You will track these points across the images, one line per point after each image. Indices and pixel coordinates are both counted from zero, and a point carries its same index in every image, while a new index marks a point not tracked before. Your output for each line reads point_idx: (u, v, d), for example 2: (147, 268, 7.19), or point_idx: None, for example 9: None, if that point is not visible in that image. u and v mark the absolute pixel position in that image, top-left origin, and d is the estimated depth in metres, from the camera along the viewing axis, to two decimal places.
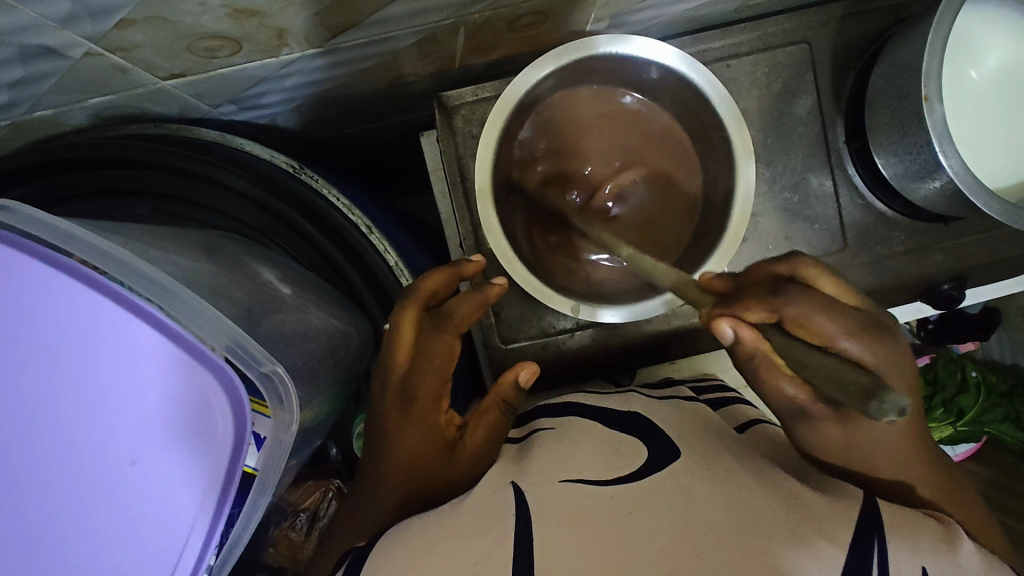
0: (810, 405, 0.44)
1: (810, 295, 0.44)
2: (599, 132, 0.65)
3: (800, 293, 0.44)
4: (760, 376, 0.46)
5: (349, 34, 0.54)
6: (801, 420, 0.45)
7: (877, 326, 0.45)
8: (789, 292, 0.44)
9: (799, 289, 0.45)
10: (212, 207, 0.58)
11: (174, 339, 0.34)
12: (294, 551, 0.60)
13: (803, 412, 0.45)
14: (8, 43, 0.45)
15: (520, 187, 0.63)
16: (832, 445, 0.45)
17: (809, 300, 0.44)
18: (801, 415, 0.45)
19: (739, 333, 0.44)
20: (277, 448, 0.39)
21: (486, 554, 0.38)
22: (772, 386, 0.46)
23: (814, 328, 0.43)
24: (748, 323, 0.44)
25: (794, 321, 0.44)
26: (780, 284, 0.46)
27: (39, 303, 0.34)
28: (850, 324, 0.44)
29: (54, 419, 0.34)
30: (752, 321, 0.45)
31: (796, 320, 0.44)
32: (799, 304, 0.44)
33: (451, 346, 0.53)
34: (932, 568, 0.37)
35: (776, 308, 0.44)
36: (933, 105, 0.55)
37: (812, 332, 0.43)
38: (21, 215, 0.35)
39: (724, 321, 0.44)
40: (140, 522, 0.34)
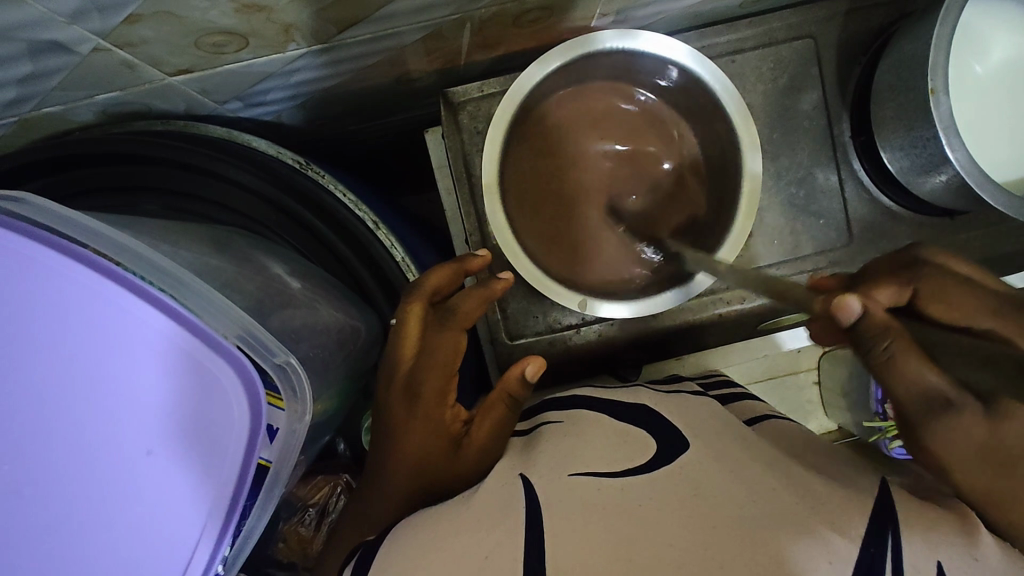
0: (951, 390, 0.43)
1: (945, 276, 0.51)
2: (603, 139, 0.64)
3: (937, 274, 0.52)
4: (895, 357, 0.43)
5: (355, 29, 0.54)
6: (943, 414, 0.43)
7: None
8: (922, 272, 0.52)
9: (937, 270, 0.52)
10: (220, 203, 0.58)
11: (189, 330, 0.34)
12: (304, 547, 0.60)
13: (942, 402, 0.43)
14: (15, 39, 0.45)
15: (524, 189, 0.63)
16: (976, 447, 0.42)
17: (944, 276, 0.51)
18: (944, 406, 0.43)
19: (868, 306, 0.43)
20: (291, 438, 0.40)
21: (495, 548, 0.38)
22: (898, 378, 0.44)
23: (957, 305, 0.50)
24: (886, 290, 0.52)
25: (926, 295, 0.51)
26: (911, 269, 0.53)
27: (53, 296, 0.34)
28: (993, 306, 0.49)
29: (67, 411, 0.34)
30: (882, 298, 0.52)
31: (932, 296, 0.51)
32: (935, 284, 0.51)
33: (458, 341, 0.53)
34: (947, 562, 0.37)
35: (911, 282, 0.52)
36: (939, 98, 0.55)
37: (948, 305, 0.50)
38: (39, 208, 0.35)
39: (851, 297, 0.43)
40: (154, 515, 0.34)
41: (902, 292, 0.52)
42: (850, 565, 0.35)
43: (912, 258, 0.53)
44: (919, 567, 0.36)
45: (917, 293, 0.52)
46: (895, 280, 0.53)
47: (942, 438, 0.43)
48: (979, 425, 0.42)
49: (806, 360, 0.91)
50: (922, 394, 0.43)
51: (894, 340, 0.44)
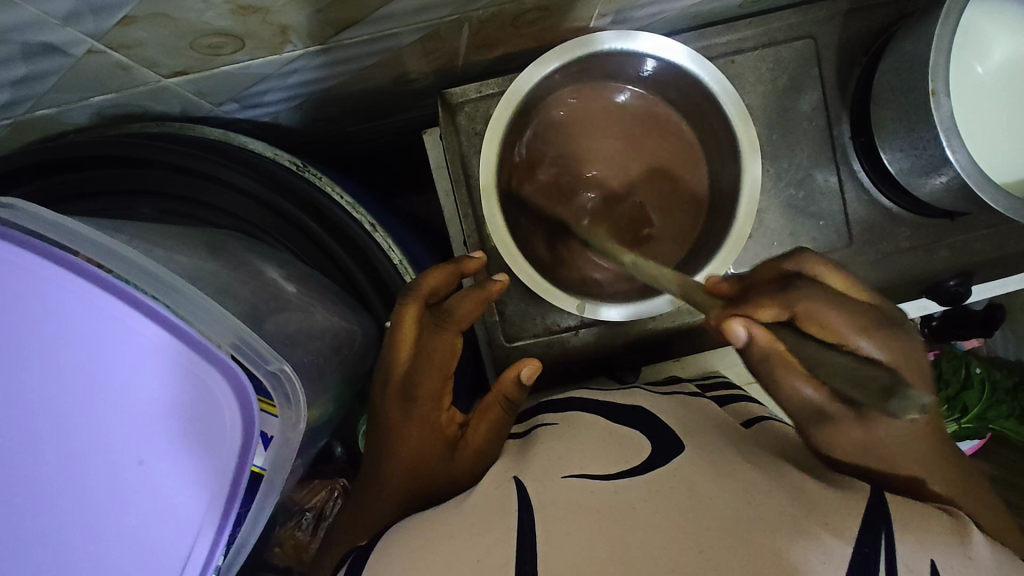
0: (825, 403, 0.44)
1: (823, 291, 0.45)
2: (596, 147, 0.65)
3: (812, 291, 0.45)
4: (777, 376, 0.45)
5: (352, 30, 0.53)
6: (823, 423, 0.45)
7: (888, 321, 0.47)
8: (800, 289, 0.46)
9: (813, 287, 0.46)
10: (215, 206, 0.58)
11: (182, 338, 0.33)
12: (299, 552, 0.60)
13: (822, 413, 0.45)
14: (8, 41, 0.44)
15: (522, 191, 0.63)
16: (854, 446, 0.45)
17: (820, 298, 0.45)
18: (821, 417, 0.45)
19: (752, 332, 0.44)
20: (286, 446, 0.39)
21: (488, 551, 0.38)
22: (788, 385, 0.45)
23: (830, 326, 0.44)
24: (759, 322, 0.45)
25: (806, 316, 0.45)
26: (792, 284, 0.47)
27: (46, 303, 0.33)
28: (862, 323, 0.45)
29: (60, 420, 0.34)
30: (763, 320, 0.45)
31: (810, 317, 0.44)
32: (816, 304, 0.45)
33: (452, 343, 0.53)
34: (940, 561, 0.36)
35: (790, 304, 0.45)
36: (939, 99, 0.55)
37: (826, 328, 0.44)
38: (30, 214, 0.35)
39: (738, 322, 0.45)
40: (147, 523, 0.34)
41: (782, 312, 0.45)
42: (843, 565, 0.35)
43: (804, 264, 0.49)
44: (913, 565, 0.36)
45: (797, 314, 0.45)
46: (772, 301, 0.46)
47: (826, 441, 0.45)
48: (854, 430, 0.44)
49: None
50: (802, 406, 0.45)
51: (774, 362, 0.45)
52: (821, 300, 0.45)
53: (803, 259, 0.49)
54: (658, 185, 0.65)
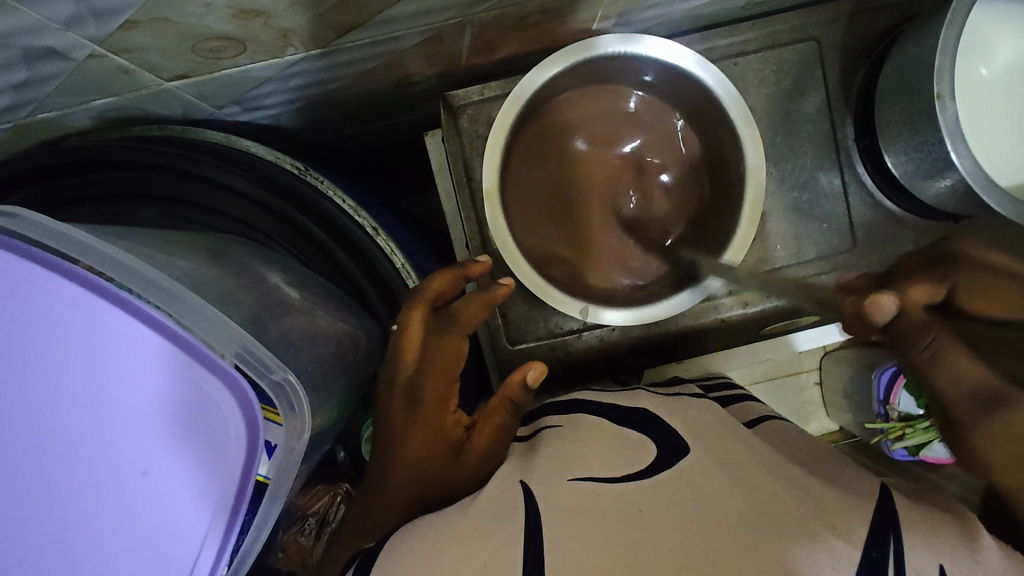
0: (991, 380, 0.46)
1: (981, 266, 0.51)
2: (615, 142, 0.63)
3: (975, 270, 0.51)
4: (942, 350, 0.47)
5: (354, 34, 0.53)
6: (992, 408, 0.45)
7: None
8: (957, 266, 0.52)
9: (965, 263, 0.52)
10: (217, 210, 0.58)
11: (184, 347, 0.33)
12: (303, 557, 0.60)
13: (982, 394, 0.46)
14: (9, 45, 0.44)
15: (524, 191, 0.63)
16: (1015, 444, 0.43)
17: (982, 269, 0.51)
18: (991, 401, 0.45)
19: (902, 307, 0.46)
20: (290, 456, 0.39)
21: (494, 555, 0.37)
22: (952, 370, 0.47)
23: (990, 293, 0.50)
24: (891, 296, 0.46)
25: (964, 289, 0.51)
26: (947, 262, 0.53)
27: (45, 313, 0.33)
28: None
29: (61, 431, 0.33)
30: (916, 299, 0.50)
31: (966, 291, 0.50)
32: (968, 278, 0.51)
33: (458, 347, 0.54)
34: (948, 564, 0.36)
35: (947, 280, 0.52)
36: (945, 102, 0.55)
37: (987, 296, 0.50)
38: (27, 222, 0.35)
39: (885, 298, 0.45)
40: (149, 535, 0.34)
41: (937, 290, 0.51)
42: (851, 567, 0.35)
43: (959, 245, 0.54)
44: (921, 568, 0.36)
45: (954, 289, 0.51)
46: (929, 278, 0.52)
47: (996, 433, 0.44)
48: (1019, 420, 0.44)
49: (807, 361, 0.89)
50: (969, 389, 0.46)
51: (936, 335, 0.47)
52: (976, 274, 0.51)
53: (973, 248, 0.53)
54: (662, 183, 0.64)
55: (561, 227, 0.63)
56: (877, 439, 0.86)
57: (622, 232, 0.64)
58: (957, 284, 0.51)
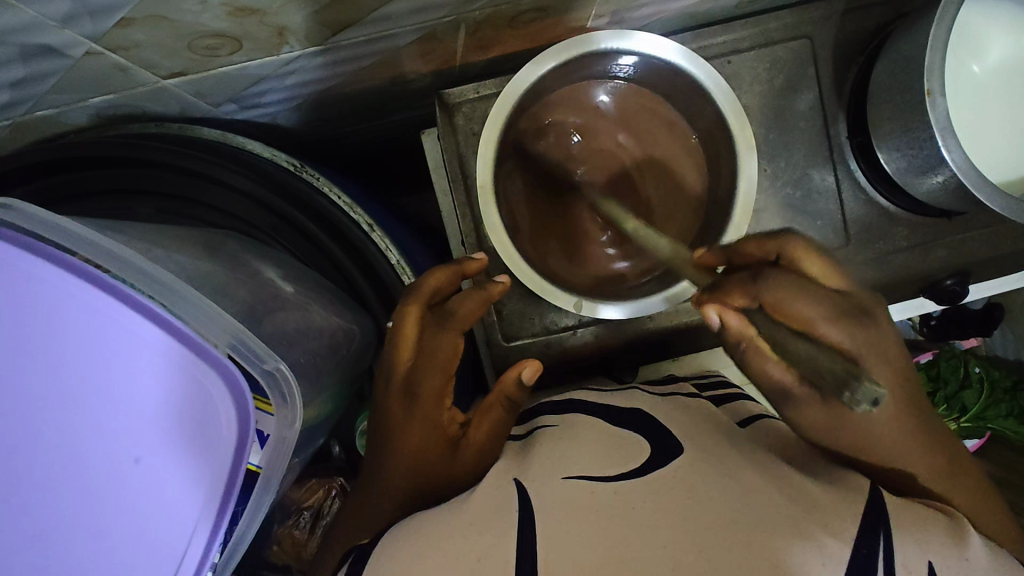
0: (792, 385, 0.45)
1: (788, 278, 0.45)
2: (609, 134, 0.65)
3: (780, 278, 0.46)
4: (749, 355, 0.47)
5: (349, 31, 0.54)
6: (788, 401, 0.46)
7: (854, 310, 0.45)
8: (768, 279, 0.46)
9: (782, 274, 0.46)
10: (214, 206, 0.58)
11: (178, 337, 0.34)
12: (298, 550, 0.60)
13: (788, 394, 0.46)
14: (7, 42, 0.45)
15: (522, 178, 0.64)
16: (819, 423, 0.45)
17: (789, 280, 0.45)
18: (789, 398, 0.46)
19: (726, 320, 0.46)
20: (281, 445, 0.39)
21: (490, 553, 0.38)
22: (760, 368, 0.47)
23: (798, 309, 0.44)
24: (735, 310, 0.46)
25: (775, 303, 0.45)
26: (762, 274, 0.47)
27: (41, 302, 0.34)
28: (827, 309, 0.44)
29: (58, 419, 0.34)
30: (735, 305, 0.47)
31: (777, 304, 0.45)
32: (781, 286, 0.45)
33: (455, 343, 0.54)
34: (938, 562, 0.37)
35: (757, 292, 0.46)
36: (935, 99, 0.55)
37: (793, 315, 0.44)
38: (20, 212, 0.35)
39: (710, 310, 0.47)
40: (142, 522, 0.34)
41: (751, 305, 0.46)
42: (842, 565, 0.35)
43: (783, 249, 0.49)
44: (911, 565, 0.36)
45: (766, 301, 0.45)
46: (742, 293, 0.47)
47: (801, 417, 0.46)
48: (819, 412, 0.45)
49: None
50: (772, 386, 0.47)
51: (748, 344, 0.46)
52: (788, 283, 0.45)
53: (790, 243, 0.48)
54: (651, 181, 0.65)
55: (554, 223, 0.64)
56: None
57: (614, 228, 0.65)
58: (768, 298, 0.45)
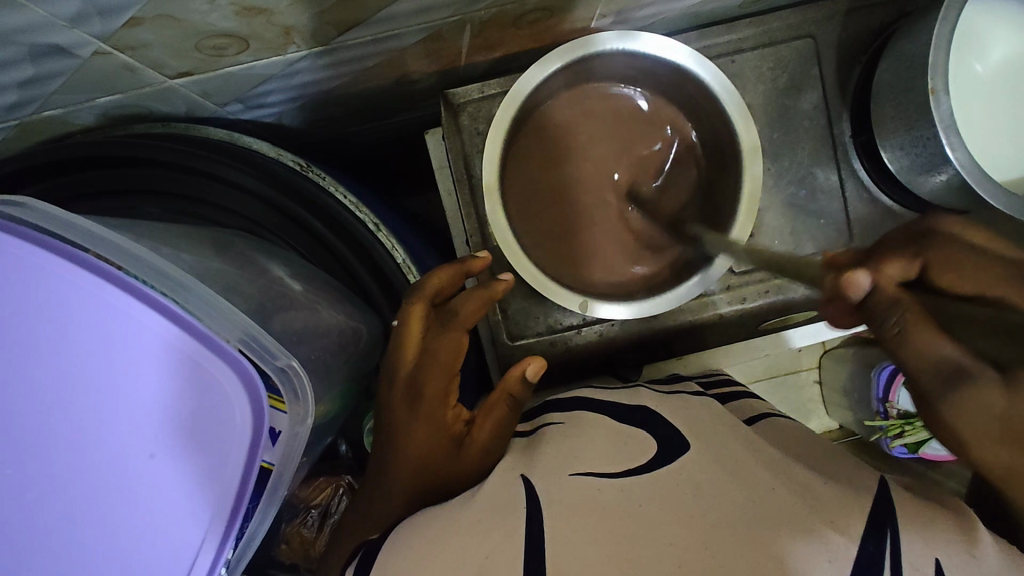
0: (963, 358, 0.38)
1: (956, 244, 0.45)
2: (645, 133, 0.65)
3: (948, 245, 0.45)
4: (908, 330, 0.40)
5: (355, 31, 0.54)
6: (958, 384, 0.39)
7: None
8: (933, 242, 0.45)
9: (947, 241, 0.45)
10: (222, 206, 0.59)
11: (193, 333, 0.34)
12: (306, 547, 0.60)
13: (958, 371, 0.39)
14: (16, 42, 0.45)
15: (564, 176, 0.64)
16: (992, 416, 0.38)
17: (959, 248, 0.44)
18: (954, 376, 0.39)
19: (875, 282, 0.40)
20: (293, 441, 0.40)
21: (496, 549, 0.38)
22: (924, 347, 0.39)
23: (962, 269, 0.43)
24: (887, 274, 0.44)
25: (938, 264, 0.44)
26: (922, 239, 0.46)
27: (54, 299, 0.34)
28: (1001, 273, 0.42)
29: (71, 415, 0.34)
30: (890, 275, 0.44)
31: (943, 264, 0.44)
32: (945, 252, 0.45)
33: (458, 341, 0.52)
34: (945, 559, 0.37)
35: (919, 257, 0.45)
36: (939, 97, 0.56)
37: (956, 277, 0.43)
38: (36, 211, 0.35)
39: (861, 274, 0.40)
40: (157, 518, 0.35)
41: (911, 264, 0.45)
42: (847, 563, 0.36)
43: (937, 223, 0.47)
44: (918, 563, 0.36)
45: (925, 266, 0.45)
46: (902, 252, 0.46)
47: (963, 408, 0.39)
48: (996, 399, 0.38)
49: (806, 359, 0.91)
50: (936, 365, 0.39)
51: (904, 312, 0.40)
52: (957, 252, 0.44)
53: (937, 216, 0.48)
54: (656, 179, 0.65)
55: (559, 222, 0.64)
56: (877, 436, 0.86)
57: (620, 228, 0.65)
58: (933, 260, 0.45)
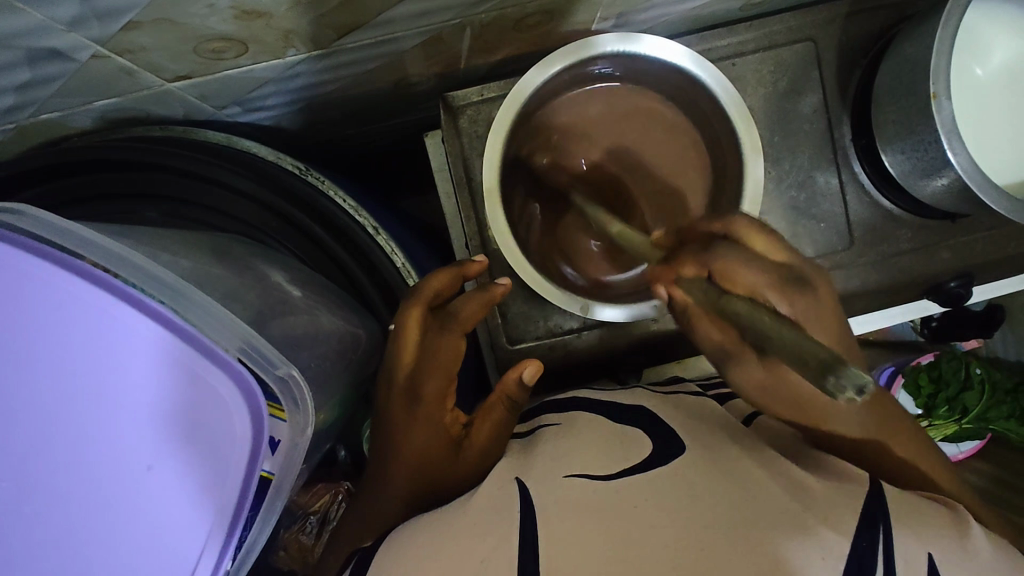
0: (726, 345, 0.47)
1: (739, 251, 0.47)
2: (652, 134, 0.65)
3: (726, 250, 0.47)
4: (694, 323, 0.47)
5: (355, 34, 0.54)
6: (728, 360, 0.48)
7: (796, 277, 0.48)
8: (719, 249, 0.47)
9: (736, 247, 0.47)
10: (220, 211, 0.58)
11: (191, 343, 0.33)
12: (304, 555, 0.59)
13: (730, 354, 0.47)
14: (14, 46, 0.44)
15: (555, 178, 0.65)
16: (754, 382, 0.48)
17: (738, 253, 0.47)
18: (729, 356, 0.48)
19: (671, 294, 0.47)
20: (293, 451, 0.40)
21: (491, 552, 0.38)
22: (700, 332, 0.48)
23: (741, 278, 0.46)
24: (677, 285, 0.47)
25: (723, 271, 0.46)
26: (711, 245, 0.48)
27: (50, 308, 0.33)
28: (772, 278, 0.47)
29: (69, 425, 0.34)
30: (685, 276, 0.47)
31: (725, 270, 0.46)
32: (730, 259, 0.47)
33: (457, 345, 0.53)
34: (938, 555, 0.38)
35: (707, 262, 0.47)
36: (941, 101, 0.55)
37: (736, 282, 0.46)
38: (35, 219, 0.35)
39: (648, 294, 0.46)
40: (156, 529, 0.34)
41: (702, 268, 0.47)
42: (841, 561, 0.36)
43: (731, 226, 0.50)
44: (911, 561, 0.37)
45: (713, 272, 0.46)
46: (696, 255, 0.47)
47: (737, 372, 0.49)
48: (758, 371, 0.47)
49: None
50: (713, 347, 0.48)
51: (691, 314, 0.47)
52: (734, 256, 0.47)
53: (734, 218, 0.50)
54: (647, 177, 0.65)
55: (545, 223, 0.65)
56: None
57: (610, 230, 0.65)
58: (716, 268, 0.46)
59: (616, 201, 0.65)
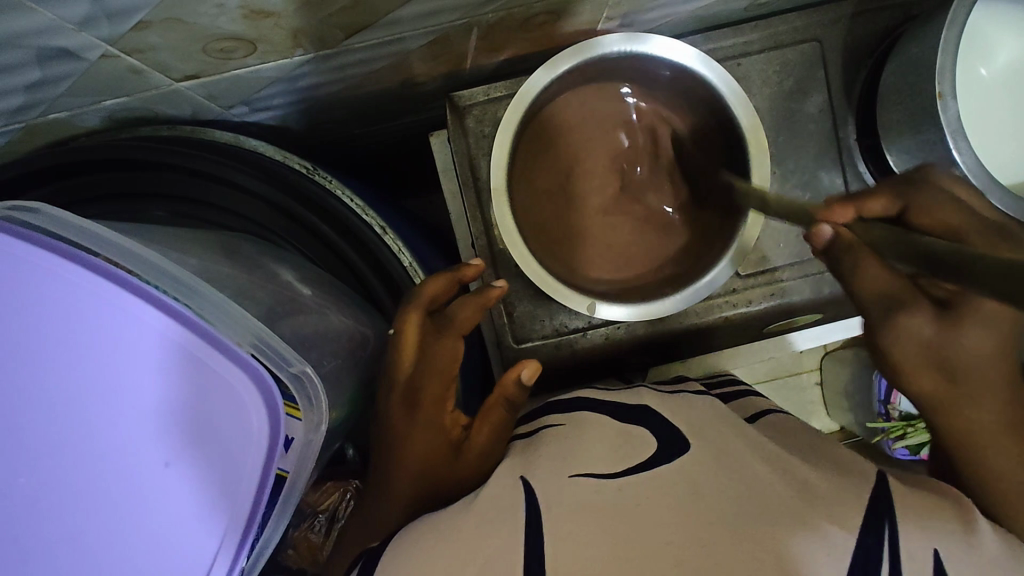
0: (898, 287, 0.48)
1: (943, 195, 0.50)
2: (659, 133, 0.65)
3: (928, 193, 0.51)
4: (854, 264, 0.48)
5: (363, 34, 0.54)
6: (895, 314, 0.47)
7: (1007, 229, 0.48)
8: (923, 189, 0.51)
9: (931, 189, 0.51)
10: (227, 210, 0.58)
11: (207, 338, 0.34)
12: (314, 553, 0.60)
13: (897, 301, 0.47)
14: (24, 46, 0.44)
15: (563, 175, 0.64)
16: (921, 343, 0.47)
17: (937, 193, 0.50)
18: (896, 306, 0.47)
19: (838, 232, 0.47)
20: (307, 447, 0.40)
21: (495, 552, 0.38)
22: (856, 279, 0.48)
23: (937, 216, 0.49)
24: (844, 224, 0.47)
25: (917, 208, 0.50)
26: (912, 185, 0.51)
27: (64, 306, 0.34)
28: (974, 222, 0.49)
29: (85, 423, 0.34)
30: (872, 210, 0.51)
31: (921, 210, 0.50)
32: (927, 198, 0.50)
33: (453, 348, 0.54)
34: (945, 551, 0.38)
35: (901, 199, 0.51)
36: (946, 101, 0.56)
37: (933, 221, 0.50)
38: (50, 217, 0.35)
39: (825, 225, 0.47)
40: (172, 526, 0.34)
41: (892, 206, 0.51)
42: (846, 558, 0.36)
43: (929, 175, 0.52)
44: (919, 557, 0.37)
45: (906, 207, 0.51)
46: (888, 194, 0.52)
47: (897, 337, 0.48)
48: (927, 327, 0.47)
49: (809, 361, 0.92)
50: (882, 295, 0.48)
51: (854, 255, 0.48)
52: (937, 196, 0.50)
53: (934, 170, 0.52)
54: (650, 179, 0.66)
55: (553, 219, 0.64)
56: (879, 438, 0.86)
57: (616, 228, 0.65)
58: (913, 206, 0.51)
59: (622, 201, 0.65)
